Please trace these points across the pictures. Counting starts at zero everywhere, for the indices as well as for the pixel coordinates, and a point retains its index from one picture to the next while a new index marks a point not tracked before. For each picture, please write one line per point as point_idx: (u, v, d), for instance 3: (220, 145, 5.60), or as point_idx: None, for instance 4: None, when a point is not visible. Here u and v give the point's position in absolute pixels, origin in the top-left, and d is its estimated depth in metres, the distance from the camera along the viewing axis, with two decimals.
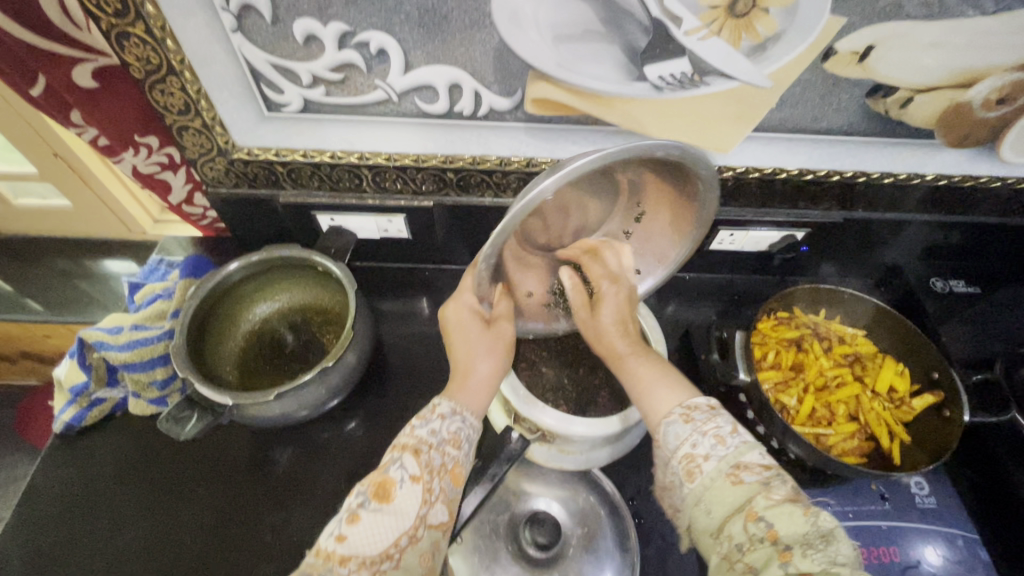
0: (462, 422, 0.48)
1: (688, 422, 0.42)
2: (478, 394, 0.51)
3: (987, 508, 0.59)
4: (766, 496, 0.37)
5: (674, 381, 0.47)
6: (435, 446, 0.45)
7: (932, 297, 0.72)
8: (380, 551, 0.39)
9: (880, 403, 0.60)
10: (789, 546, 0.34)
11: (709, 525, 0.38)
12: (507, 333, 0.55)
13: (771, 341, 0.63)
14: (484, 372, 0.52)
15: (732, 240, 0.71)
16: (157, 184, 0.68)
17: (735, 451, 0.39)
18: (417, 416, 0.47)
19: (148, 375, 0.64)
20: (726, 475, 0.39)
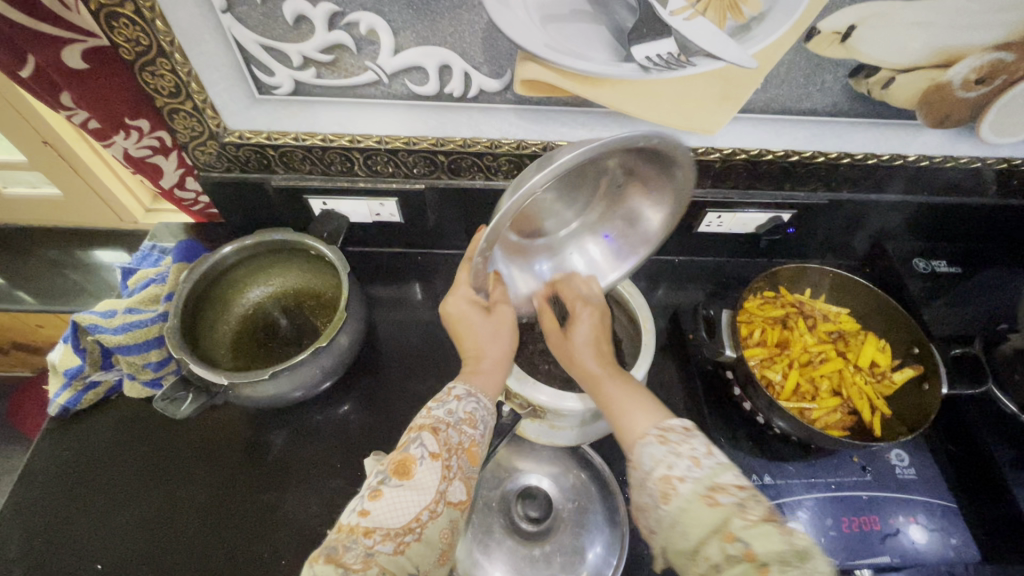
0: (477, 403, 0.48)
1: (663, 444, 0.42)
2: (490, 377, 0.52)
3: (965, 479, 0.61)
4: (741, 518, 0.36)
5: (645, 405, 0.47)
6: (452, 424, 0.46)
7: (916, 278, 0.72)
8: (403, 524, 0.40)
9: (862, 378, 0.62)
10: (766, 563, 0.35)
11: (687, 547, 0.38)
12: (510, 316, 0.55)
13: (757, 319, 0.64)
14: (495, 355, 0.53)
15: (720, 222, 0.73)
16: (149, 168, 0.68)
17: (710, 473, 0.39)
18: (433, 399, 0.48)
19: (141, 358, 0.64)
20: (701, 498, 0.38)
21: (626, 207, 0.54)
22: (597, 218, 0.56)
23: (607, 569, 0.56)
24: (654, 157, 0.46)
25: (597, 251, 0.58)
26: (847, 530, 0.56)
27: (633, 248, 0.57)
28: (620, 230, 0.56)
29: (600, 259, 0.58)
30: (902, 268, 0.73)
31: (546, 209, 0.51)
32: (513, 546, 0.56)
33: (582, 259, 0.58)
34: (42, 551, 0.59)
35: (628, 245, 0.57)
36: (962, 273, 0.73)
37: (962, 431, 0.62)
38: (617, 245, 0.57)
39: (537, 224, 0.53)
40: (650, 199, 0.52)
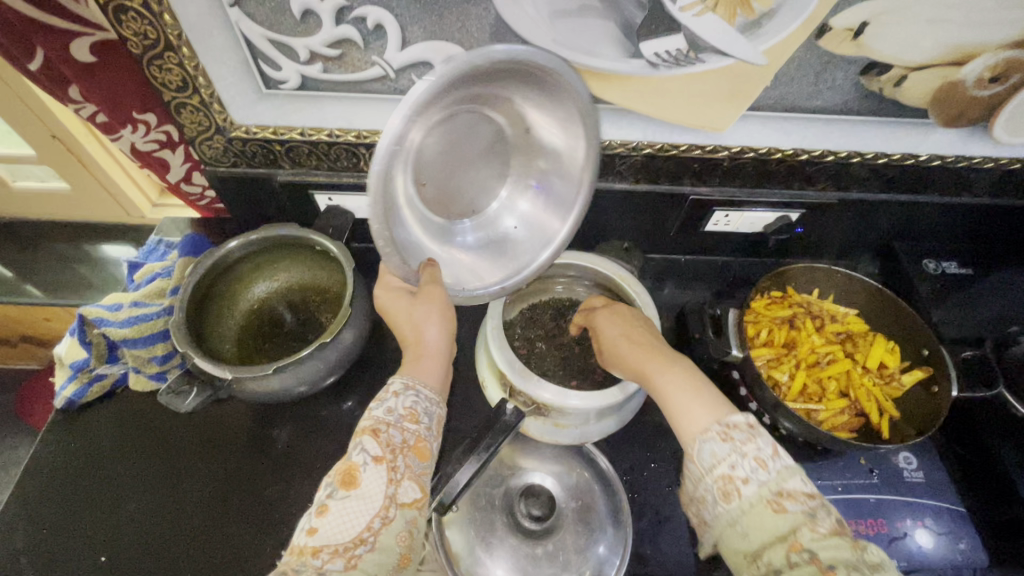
0: (417, 396, 0.47)
1: (725, 441, 0.42)
2: (431, 366, 0.52)
3: (973, 482, 0.60)
4: (809, 527, 0.36)
5: (700, 395, 0.46)
6: (393, 424, 0.45)
7: (925, 280, 0.71)
8: (352, 537, 0.39)
9: (870, 379, 0.61)
10: (832, 567, 0.34)
11: (745, 547, 0.38)
12: (441, 295, 0.52)
13: (764, 319, 0.63)
14: (431, 336, 0.52)
15: (727, 221, 0.72)
16: (156, 162, 0.68)
17: (777, 477, 0.39)
18: (373, 398, 0.47)
19: (147, 352, 0.65)
20: (767, 502, 0.38)
21: (540, 150, 0.54)
22: (517, 173, 0.56)
23: (609, 568, 0.55)
24: (527, 77, 0.45)
25: (528, 205, 0.57)
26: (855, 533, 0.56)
27: (563, 193, 0.56)
28: (544, 174, 0.56)
29: (538, 210, 0.57)
30: (911, 269, 0.72)
31: (452, 173, 0.50)
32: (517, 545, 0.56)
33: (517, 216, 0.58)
34: (46, 542, 0.59)
35: (558, 191, 0.56)
36: (974, 275, 0.72)
37: (972, 435, 0.62)
38: (548, 189, 0.57)
39: (453, 195, 0.53)
40: (558, 132, 0.52)
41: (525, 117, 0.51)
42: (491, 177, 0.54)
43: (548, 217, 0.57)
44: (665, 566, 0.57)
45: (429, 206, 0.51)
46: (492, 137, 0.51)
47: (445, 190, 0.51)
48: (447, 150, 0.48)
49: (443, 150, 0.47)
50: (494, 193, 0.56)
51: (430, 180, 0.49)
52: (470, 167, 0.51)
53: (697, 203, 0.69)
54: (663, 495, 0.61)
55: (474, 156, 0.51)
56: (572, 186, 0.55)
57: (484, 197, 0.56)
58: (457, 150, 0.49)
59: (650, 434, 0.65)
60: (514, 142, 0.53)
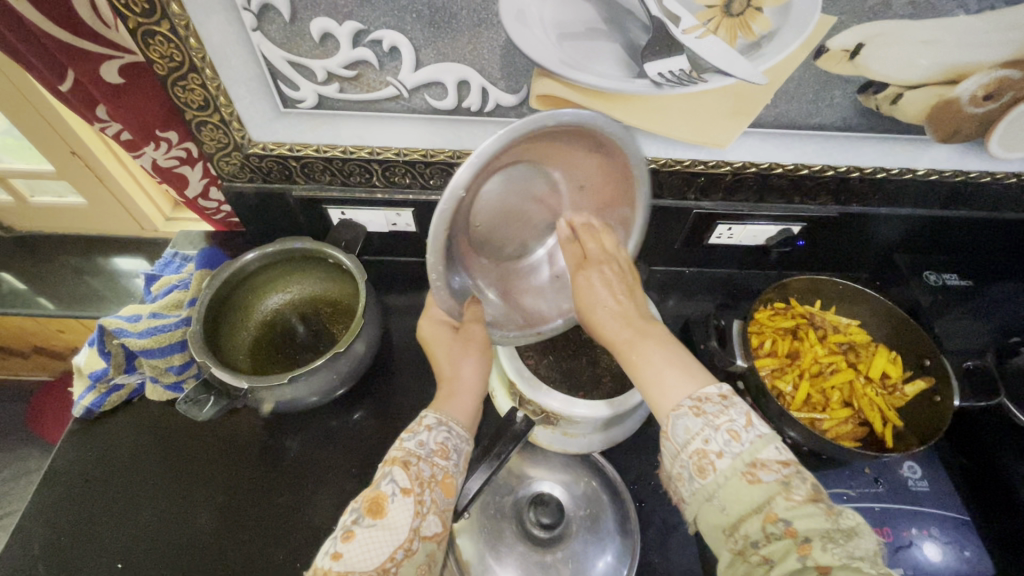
0: (449, 432, 0.48)
1: (699, 416, 0.42)
2: (462, 401, 0.52)
3: (976, 492, 0.61)
4: (784, 497, 0.37)
5: (676, 368, 0.45)
6: (423, 457, 0.46)
7: (927, 291, 0.72)
8: (376, 565, 0.40)
9: (873, 390, 0.62)
10: (808, 540, 0.36)
11: (723, 522, 0.39)
12: (481, 335, 0.53)
13: (768, 329, 0.65)
14: (469, 376, 0.53)
15: (730, 234, 0.73)
16: (175, 178, 0.70)
17: (750, 448, 0.40)
18: (405, 429, 0.48)
19: (164, 361, 0.66)
20: (742, 474, 0.39)
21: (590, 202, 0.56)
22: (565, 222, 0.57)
23: None
24: (585, 135, 0.47)
25: None
26: None
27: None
28: (592, 224, 0.57)
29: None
30: (912, 280, 0.73)
31: (507, 221, 0.52)
32: (525, 552, 0.57)
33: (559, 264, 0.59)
34: (64, 550, 0.60)
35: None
36: (973, 287, 0.72)
37: (975, 445, 0.62)
38: None
39: (503, 241, 0.53)
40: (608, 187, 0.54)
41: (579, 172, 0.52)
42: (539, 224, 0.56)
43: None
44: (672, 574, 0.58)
45: (479, 249, 0.52)
46: (546, 189, 0.53)
47: (497, 236, 0.52)
48: (504, 198, 0.49)
49: (500, 199, 0.49)
50: (540, 239, 0.58)
51: (487, 223, 0.50)
52: (522, 215, 0.52)
53: (700, 216, 0.71)
54: (669, 504, 0.62)
55: (528, 206, 0.52)
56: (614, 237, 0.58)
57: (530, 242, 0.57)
58: (514, 201, 0.50)
59: (656, 444, 0.66)
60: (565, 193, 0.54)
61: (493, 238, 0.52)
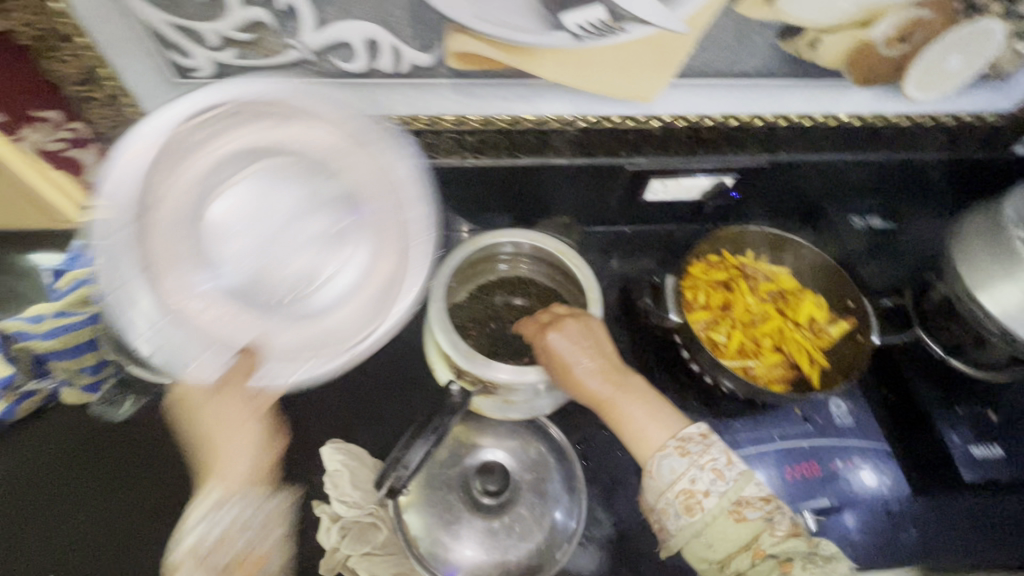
0: (229, 511, 0.50)
1: (683, 456, 0.48)
2: (237, 466, 0.52)
3: (897, 420, 0.64)
4: (769, 533, 0.45)
5: (658, 411, 0.52)
6: (213, 548, 0.49)
7: (853, 235, 0.75)
8: None
9: (801, 333, 0.64)
10: (790, 560, 0.44)
11: (713, 555, 0.46)
12: (258, 404, 0.50)
13: (701, 283, 0.65)
14: (251, 462, 0.52)
15: (665, 189, 0.72)
16: (67, 164, 0.61)
17: (735, 488, 0.46)
18: (195, 508, 0.51)
19: (76, 363, 0.62)
20: (729, 513, 0.45)
21: (352, 199, 0.54)
22: (357, 236, 0.54)
23: (565, 536, 0.57)
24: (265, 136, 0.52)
25: (373, 259, 0.53)
26: (791, 478, 0.59)
27: (421, 245, 0.54)
28: (386, 224, 0.54)
29: (389, 264, 0.54)
30: (839, 225, 0.76)
31: (273, 253, 0.52)
32: (474, 531, 0.57)
33: (359, 272, 0.54)
34: None
35: (400, 239, 0.54)
36: (894, 227, 0.77)
37: (895, 378, 0.66)
38: (404, 235, 0.54)
39: (278, 275, 0.52)
40: (329, 179, 0.53)
41: (326, 187, 0.53)
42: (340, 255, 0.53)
43: (400, 269, 0.53)
44: (619, 526, 0.59)
45: (246, 288, 0.51)
46: (324, 210, 0.53)
47: (267, 265, 0.52)
48: (252, 215, 0.52)
49: (253, 208, 0.52)
50: (338, 263, 0.53)
51: (248, 257, 0.51)
52: (312, 242, 0.52)
53: (634, 174, 0.69)
54: (615, 460, 0.63)
55: (308, 238, 0.53)
56: (401, 214, 0.54)
57: (315, 271, 0.53)
58: (262, 213, 0.52)
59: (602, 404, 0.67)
60: (312, 210, 0.53)
61: (275, 286, 0.51)
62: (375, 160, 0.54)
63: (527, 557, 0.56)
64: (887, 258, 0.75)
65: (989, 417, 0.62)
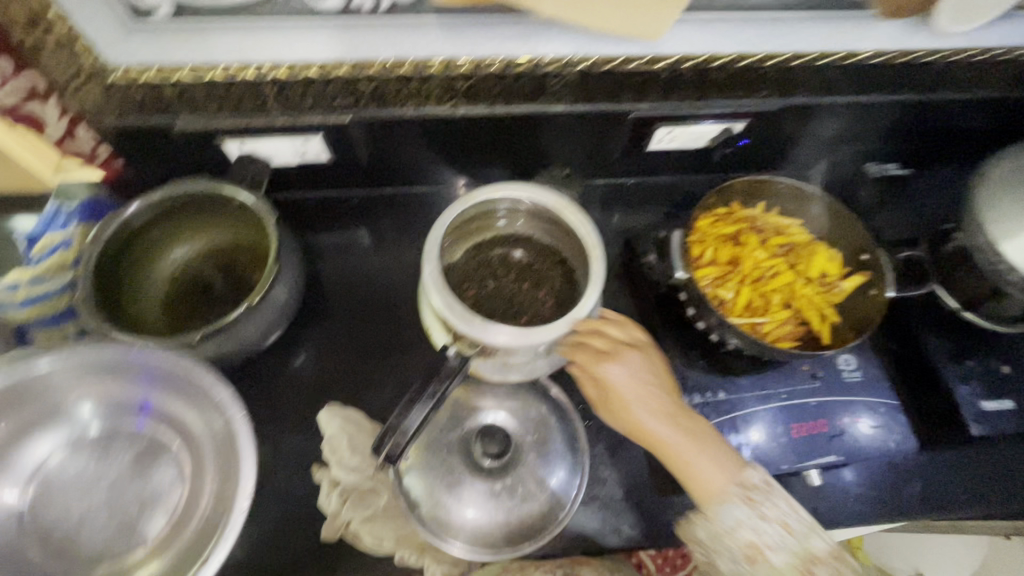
0: None
1: (748, 506, 0.49)
2: None
3: (907, 374, 0.63)
4: None
5: (717, 452, 0.52)
6: None
7: (869, 185, 0.75)
8: None
9: (811, 289, 0.62)
10: None
11: None
12: None
13: (709, 238, 0.62)
14: None
15: (671, 137, 0.68)
16: (26, 120, 0.57)
17: (802, 542, 0.48)
18: None
19: (59, 330, 0.63)
20: (797, 569, 0.47)
21: (169, 412, 0.56)
22: (161, 481, 0.55)
23: (569, 496, 0.57)
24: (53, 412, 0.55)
25: (179, 501, 0.54)
26: (796, 436, 0.59)
27: (193, 471, 0.55)
28: (184, 474, 0.55)
29: (228, 484, 0.50)
30: (853, 173, 0.75)
31: (73, 478, 0.54)
32: (479, 505, 0.56)
33: (174, 492, 0.54)
34: None
35: (192, 465, 0.55)
36: (911, 174, 0.76)
37: (903, 331, 0.64)
38: (162, 486, 0.55)
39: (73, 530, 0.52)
40: (141, 390, 0.55)
41: (194, 419, 0.54)
42: (173, 487, 0.54)
43: (231, 454, 0.51)
44: (622, 484, 0.59)
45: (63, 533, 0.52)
46: (128, 459, 0.55)
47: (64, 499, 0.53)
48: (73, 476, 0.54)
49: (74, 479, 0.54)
50: (150, 480, 0.55)
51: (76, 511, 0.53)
52: (117, 496, 0.54)
53: (639, 122, 0.64)
54: None
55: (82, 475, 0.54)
56: (178, 497, 0.54)
57: (153, 495, 0.54)
58: (93, 488, 0.54)
59: None
60: (121, 458, 0.55)
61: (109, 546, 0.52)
62: (198, 419, 0.53)
63: (532, 518, 0.56)
64: (902, 208, 0.75)
65: (996, 370, 0.61)
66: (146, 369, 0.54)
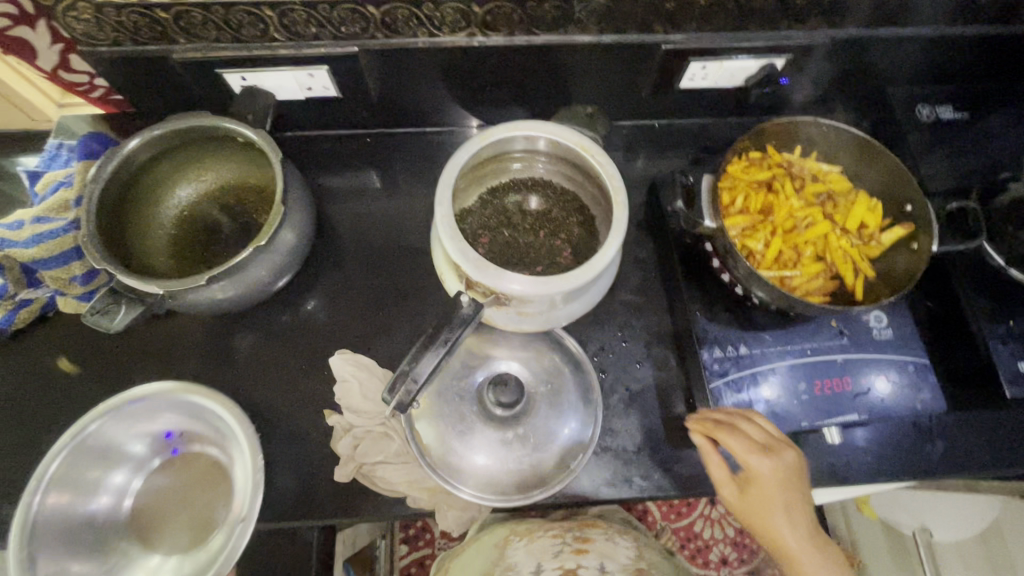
0: None
1: None
2: None
3: (938, 331, 0.61)
4: None
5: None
6: None
7: (918, 128, 0.64)
8: None
9: (848, 241, 0.58)
10: None
11: None
12: None
13: (740, 185, 0.59)
14: None
15: (704, 74, 0.63)
16: (15, 45, 0.56)
17: None
18: None
19: (65, 272, 0.59)
20: None
21: (196, 432, 0.60)
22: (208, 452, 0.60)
23: (582, 446, 0.56)
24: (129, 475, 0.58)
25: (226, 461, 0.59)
26: (819, 393, 0.56)
27: (223, 442, 0.59)
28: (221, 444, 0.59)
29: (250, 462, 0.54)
30: (902, 114, 0.65)
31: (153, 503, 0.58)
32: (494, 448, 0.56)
33: (221, 462, 0.59)
34: (8, 473, 0.58)
35: (222, 439, 0.59)
36: (968, 119, 0.65)
37: (941, 288, 0.61)
38: (210, 453, 0.60)
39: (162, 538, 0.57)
40: (160, 420, 0.59)
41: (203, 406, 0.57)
42: (216, 495, 0.58)
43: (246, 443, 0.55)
44: (635, 437, 0.58)
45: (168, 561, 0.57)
46: (183, 462, 0.60)
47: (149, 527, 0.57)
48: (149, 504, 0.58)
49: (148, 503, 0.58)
50: (196, 460, 0.60)
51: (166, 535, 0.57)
52: (170, 524, 0.58)
53: (670, 54, 0.59)
54: (633, 371, 0.61)
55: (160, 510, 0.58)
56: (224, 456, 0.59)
57: (207, 471, 0.59)
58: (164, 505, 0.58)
59: (621, 315, 0.63)
60: (177, 458, 0.60)
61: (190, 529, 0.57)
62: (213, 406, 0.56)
63: (544, 467, 0.56)
64: (952, 155, 0.64)
65: None
66: (169, 406, 0.58)
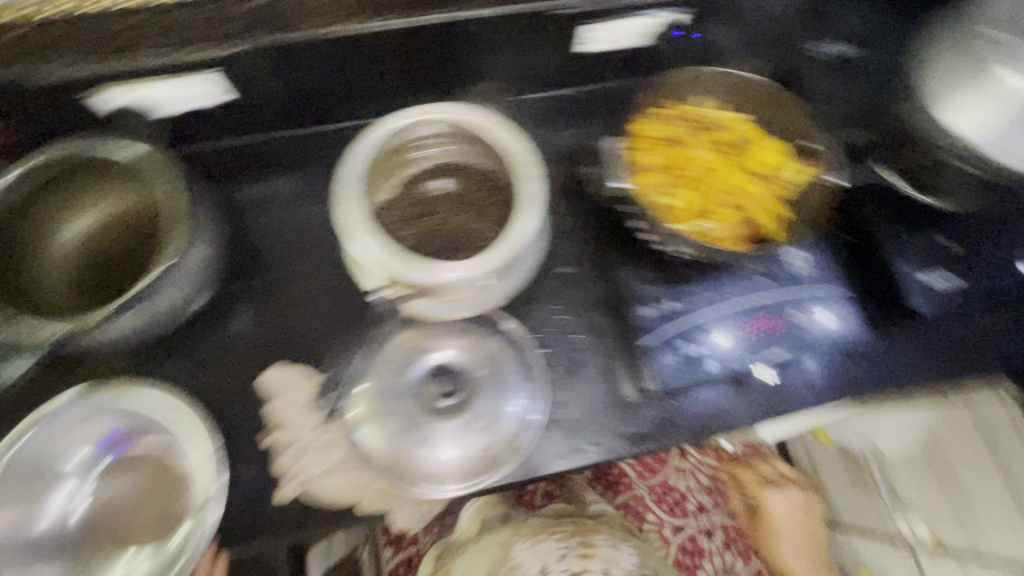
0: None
1: None
2: None
3: (855, 261, 0.62)
4: None
5: None
6: None
7: (812, 67, 0.69)
8: None
9: (760, 186, 0.59)
10: None
11: None
12: None
13: (649, 144, 0.60)
14: None
15: (604, 37, 0.62)
16: None
17: None
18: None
19: None
20: None
21: (139, 427, 0.56)
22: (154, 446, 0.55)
23: (531, 419, 0.57)
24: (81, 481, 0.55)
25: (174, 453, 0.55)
26: (750, 335, 0.59)
27: (167, 433, 0.55)
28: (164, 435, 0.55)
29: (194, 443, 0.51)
30: (795, 56, 0.69)
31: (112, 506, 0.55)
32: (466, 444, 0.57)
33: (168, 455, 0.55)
34: None
35: (166, 431, 0.55)
36: (860, 52, 0.70)
37: (852, 222, 0.62)
38: (155, 446, 0.55)
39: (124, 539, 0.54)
40: (98, 421, 0.55)
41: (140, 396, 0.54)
42: (171, 486, 0.54)
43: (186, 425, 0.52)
44: (584, 407, 0.58)
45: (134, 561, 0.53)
46: (133, 460, 0.56)
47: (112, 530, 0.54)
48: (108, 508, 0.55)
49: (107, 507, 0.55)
50: (144, 457, 0.56)
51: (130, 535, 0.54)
52: (132, 523, 0.54)
53: (565, 19, 0.58)
54: (573, 343, 0.61)
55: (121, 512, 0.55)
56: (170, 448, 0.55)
57: (157, 466, 0.55)
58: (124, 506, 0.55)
59: (555, 290, 0.63)
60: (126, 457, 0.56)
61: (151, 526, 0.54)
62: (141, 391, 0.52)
63: (496, 447, 0.56)
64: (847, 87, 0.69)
65: (940, 243, 0.61)
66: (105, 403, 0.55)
